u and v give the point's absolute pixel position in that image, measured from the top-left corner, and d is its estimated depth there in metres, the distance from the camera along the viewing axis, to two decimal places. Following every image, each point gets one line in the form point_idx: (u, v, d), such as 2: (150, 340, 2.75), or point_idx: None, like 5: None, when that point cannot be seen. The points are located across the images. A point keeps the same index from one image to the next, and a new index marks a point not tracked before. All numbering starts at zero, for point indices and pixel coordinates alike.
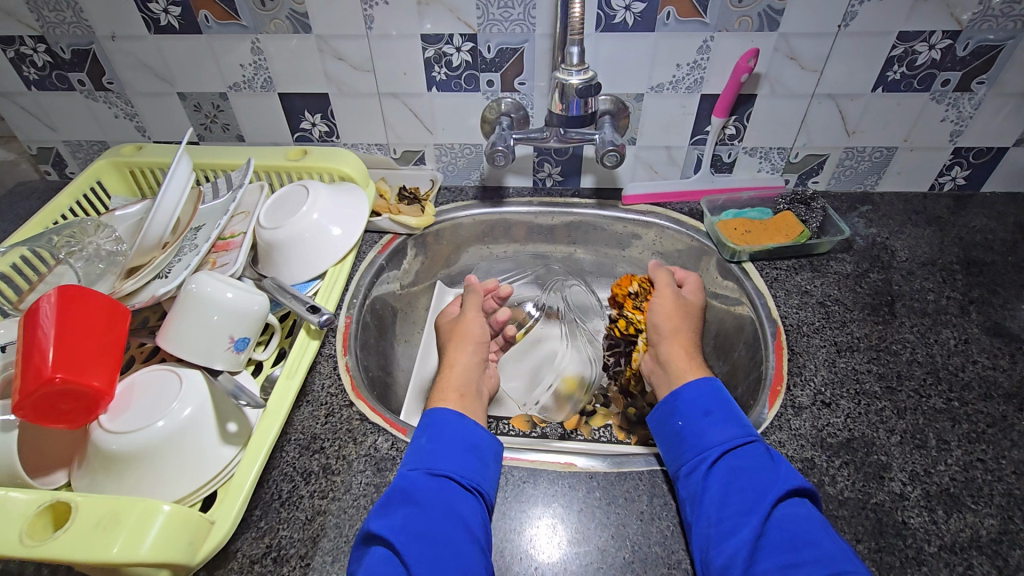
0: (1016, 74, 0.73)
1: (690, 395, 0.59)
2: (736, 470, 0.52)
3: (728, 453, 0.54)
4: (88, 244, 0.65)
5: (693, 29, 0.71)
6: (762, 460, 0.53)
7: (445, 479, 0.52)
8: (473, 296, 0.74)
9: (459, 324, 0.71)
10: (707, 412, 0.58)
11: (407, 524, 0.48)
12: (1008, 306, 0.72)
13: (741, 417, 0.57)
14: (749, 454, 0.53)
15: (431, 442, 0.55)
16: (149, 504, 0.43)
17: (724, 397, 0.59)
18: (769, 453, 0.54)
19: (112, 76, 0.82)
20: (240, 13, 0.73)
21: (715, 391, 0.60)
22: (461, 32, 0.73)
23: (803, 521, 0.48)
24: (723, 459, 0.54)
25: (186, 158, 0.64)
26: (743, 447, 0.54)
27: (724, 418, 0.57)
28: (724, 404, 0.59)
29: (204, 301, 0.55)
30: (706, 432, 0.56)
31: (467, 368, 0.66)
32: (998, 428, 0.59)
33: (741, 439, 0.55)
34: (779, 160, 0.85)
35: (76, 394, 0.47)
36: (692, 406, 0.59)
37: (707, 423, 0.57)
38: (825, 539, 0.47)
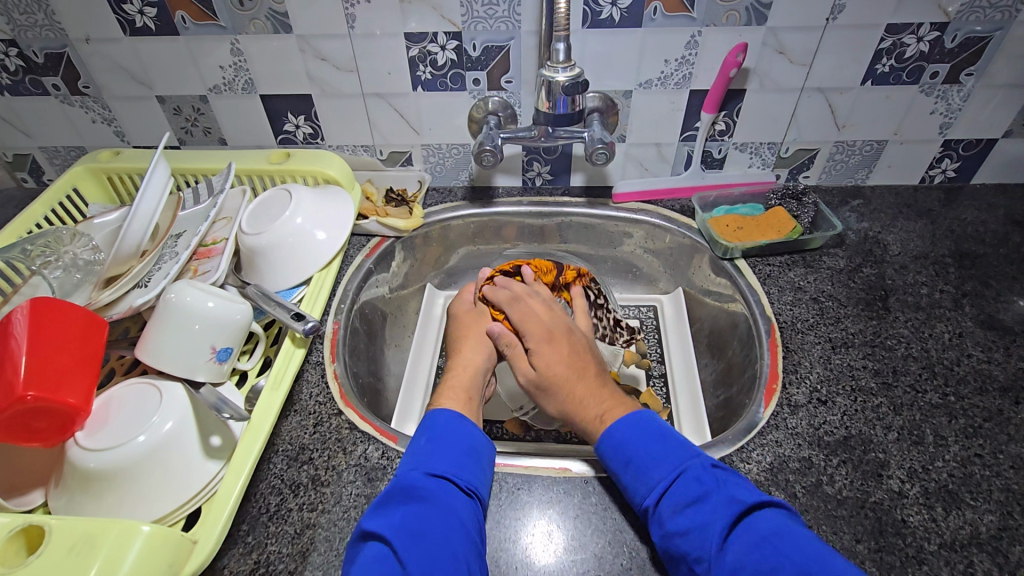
0: (1004, 65, 0.73)
1: (610, 443, 0.53)
2: (676, 515, 0.47)
3: (664, 497, 0.49)
4: (64, 253, 0.63)
5: (681, 24, 0.70)
6: (699, 491, 0.48)
7: (445, 479, 0.49)
8: (499, 296, 0.70)
9: (472, 324, 0.70)
10: (627, 460, 0.52)
11: (404, 522, 0.45)
12: (1001, 298, 0.71)
13: (670, 444, 0.52)
14: (682, 493, 0.48)
15: (432, 442, 0.52)
16: (127, 526, 0.42)
17: (640, 428, 0.54)
18: (701, 476, 0.49)
19: (88, 80, 0.79)
20: (217, 13, 0.72)
21: (631, 428, 0.54)
22: (446, 30, 0.72)
23: (759, 544, 0.44)
24: (661, 506, 0.48)
25: (163, 163, 0.61)
26: (673, 487, 0.49)
27: (647, 457, 0.51)
28: (644, 438, 0.53)
29: (183, 311, 0.53)
30: (635, 483, 0.51)
31: (478, 372, 0.64)
32: (995, 423, 0.58)
33: (668, 478, 0.49)
34: (770, 155, 0.85)
35: (51, 412, 0.46)
36: (613, 453, 0.53)
37: (632, 471, 0.51)
38: (786, 554, 0.42)
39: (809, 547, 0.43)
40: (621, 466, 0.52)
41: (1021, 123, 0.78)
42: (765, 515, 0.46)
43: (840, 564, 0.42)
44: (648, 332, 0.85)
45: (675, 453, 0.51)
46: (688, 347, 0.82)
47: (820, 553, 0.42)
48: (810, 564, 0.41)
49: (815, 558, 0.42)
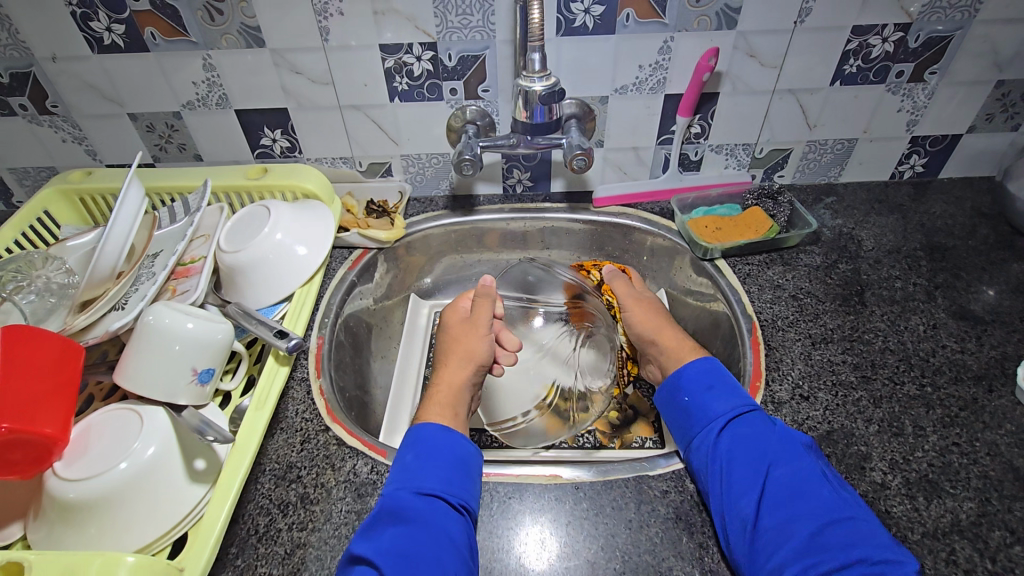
0: (966, 63, 0.75)
1: (689, 373, 0.60)
2: (742, 435, 0.53)
3: (733, 421, 0.55)
4: (37, 278, 0.61)
5: (653, 30, 0.71)
6: (767, 427, 0.54)
7: (433, 497, 0.49)
8: (483, 308, 0.66)
9: (461, 336, 0.64)
10: (709, 386, 0.58)
11: (392, 546, 0.44)
12: (971, 289, 0.74)
13: (741, 387, 0.59)
14: (751, 422, 0.54)
15: (420, 458, 0.51)
16: (110, 557, 0.40)
17: (722, 370, 0.61)
18: (769, 419, 0.55)
19: (56, 99, 0.78)
20: (188, 28, 0.71)
21: (715, 366, 0.61)
22: (421, 41, 0.72)
23: (804, 478, 0.50)
24: (728, 426, 0.55)
25: (137, 182, 0.60)
26: (745, 415, 0.55)
27: (726, 389, 0.58)
28: (723, 376, 0.60)
29: (161, 334, 0.52)
30: (710, 403, 0.57)
31: (459, 390, 0.60)
32: (971, 411, 0.60)
33: (742, 408, 0.56)
34: (745, 156, 0.86)
35: (26, 442, 0.44)
36: (693, 381, 0.60)
37: (710, 394, 0.58)
38: (822, 493, 0.48)
39: (843, 496, 0.49)
40: (703, 389, 0.58)
41: (984, 118, 0.81)
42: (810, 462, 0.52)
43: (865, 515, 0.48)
44: None
45: (748, 394, 0.58)
46: None
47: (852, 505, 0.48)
48: (841, 507, 0.47)
49: (846, 506, 0.48)
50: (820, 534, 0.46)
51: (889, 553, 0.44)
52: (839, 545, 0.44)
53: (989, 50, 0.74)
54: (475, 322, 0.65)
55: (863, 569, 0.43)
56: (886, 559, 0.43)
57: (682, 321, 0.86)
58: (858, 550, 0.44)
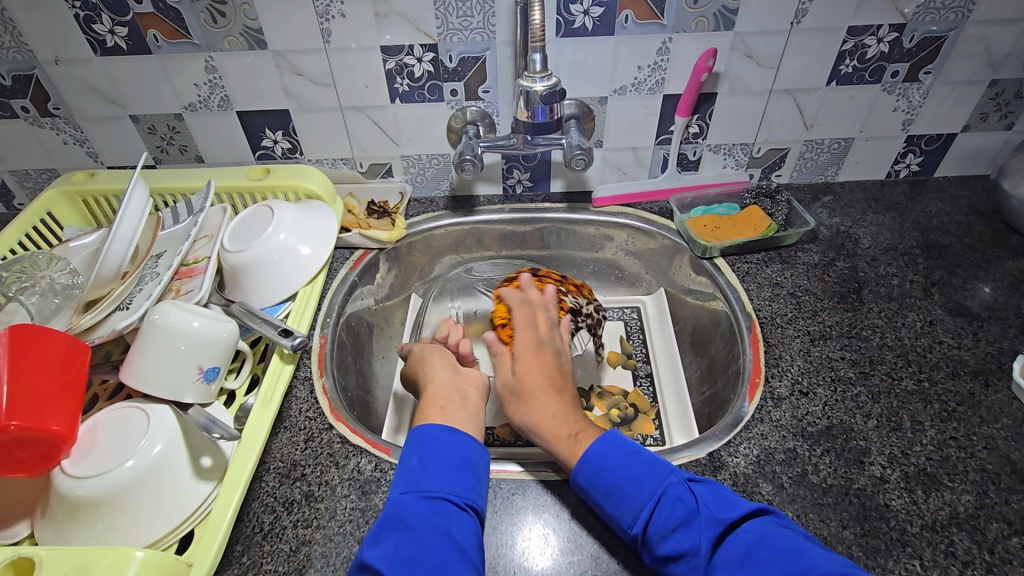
0: (960, 63, 0.76)
1: (586, 472, 0.52)
2: (665, 540, 0.47)
3: (650, 523, 0.49)
4: (41, 278, 0.62)
5: (652, 31, 0.72)
6: (683, 514, 0.48)
7: (439, 499, 0.49)
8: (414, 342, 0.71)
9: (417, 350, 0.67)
10: (607, 490, 0.51)
11: (399, 551, 0.44)
12: (967, 286, 0.74)
13: (644, 462, 0.52)
14: (664, 521, 0.48)
15: (423, 461, 0.51)
16: (120, 552, 0.41)
17: (616, 447, 0.54)
18: (682, 496, 0.49)
19: (58, 101, 0.78)
20: (190, 31, 0.71)
21: (605, 448, 0.53)
22: (422, 42, 0.73)
23: (748, 561, 0.44)
24: (649, 534, 0.48)
25: (141, 183, 0.61)
26: (654, 514, 0.49)
27: (624, 484, 0.51)
28: (620, 457, 0.53)
29: (168, 331, 0.53)
30: (618, 512, 0.50)
31: (447, 377, 0.62)
32: (968, 406, 0.61)
33: (652, 501, 0.49)
34: (743, 156, 0.87)
35: (34, 440, 0.45)
36: (592, 483, 0.52)
37: (614, 499, 0.51)
38: (771, 567, 0.43)
39: (793, 554, 0.43)
40: (602, 495, 0.52)
41: (978, 117, 0.82)
42: (748, 530, 0.46)
43: (822, 563, 0.42)
44: (633, 333, 0.87)
45: (653, 471, 0.51)
46: (672, 347, 0.84)
47: (803, 559, 0.43)
48: (795, 573, 0.42)
49: (798, 565, 0.42)
50: None
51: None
52: None
53: (983, 51, 0.75)
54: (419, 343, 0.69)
55: None
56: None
57: (681, 320, 0.86)
58: None
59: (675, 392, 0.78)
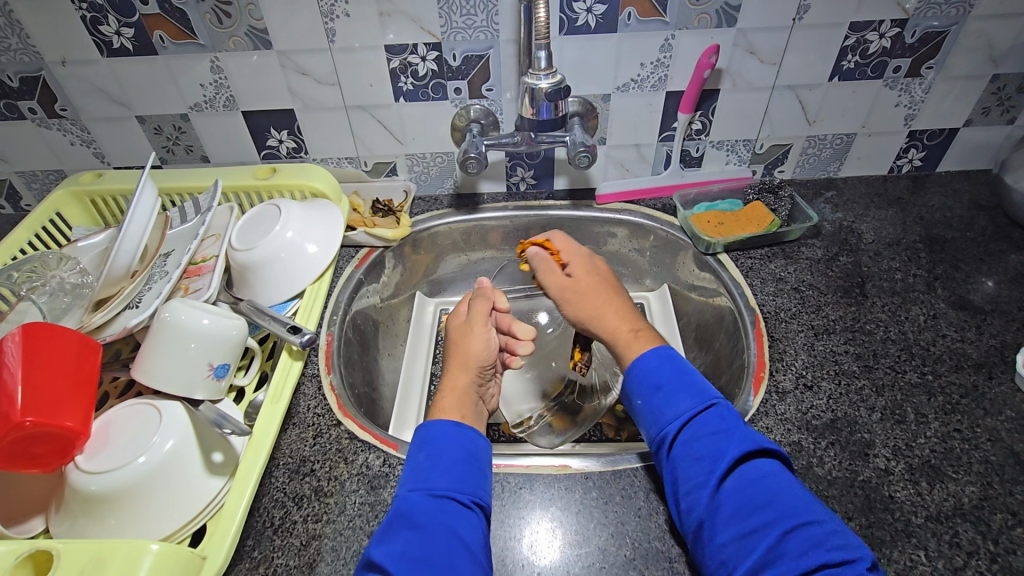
0: (962, 58, 0.76)
1: (641, 369, 0.57)
2: (693, 442, 0.51)
3: (686, 427, 0.53)
4: (51, 278, 0.63)
5: (654, 29, 0.72)
6: (721, 425, 0.52)
7: (445, 497, 0.49)
8: (483, 304, 0.66)
9: (463, 339, 0.64)
10: (658, 385, 0.56)
11: (406, 551, 0.45)
12: (970, 280, 0.75)
13: (696, 381, 0.56)
14: (704, 424, 0.52)
15: (430, 458, 0.52)
16: (135, 545, 0.42)
17: (680, 363, 0.58)
18: (725, 415, 0.53)
19: (65, 102, 0.79)
20: (196, 31, 0.72)
21: (666, 360, 0.57)
22: (425, 41, 0.73)
23: (757, 481, 0.48)
24: (681, 434, 0.52)
25: (150, 182, 0.61)
26: (699, 417, 0.53)
27: (679, 387, 0.55)
28: (676, 371, 0.57)
29: (178, 329, 0.53)
30: (663, 406, 0.55)
31: (466, 393, 0.60)
32: (971, 399, 0.61)
33: (696, 408, 0.53)
34: (745, 152, 0.87)
35: (49, 437, 0.46)
36: (644, 380, 0.57)
37: (661, 396, 0.55)
38: (777, 495, 0.47)
39: (798, 494, 0.47)
40: (652, 391, 0.56)
41: (980, 112, 0.82)
42: (769, 462, 0.50)
43: (823, 514, 0.46)
44: None
45: (705, 390, 0.55)
46: (676, 343, 0.84)
47: (808, 503, 0.46)
48: (799, 510, 0.46)
49: (802, 505, 0.46)
50: (778, 544, 0.44)
51: (845, 555, 0.42)
52: (797, 554, 0.43)
53: (984, 45, 0.75)
54: (478, 321, 0.65)
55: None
56: (845, 563, 0.42)
57: (685, 316, 0.87)
58: (815, 557, 0.42)
59: None
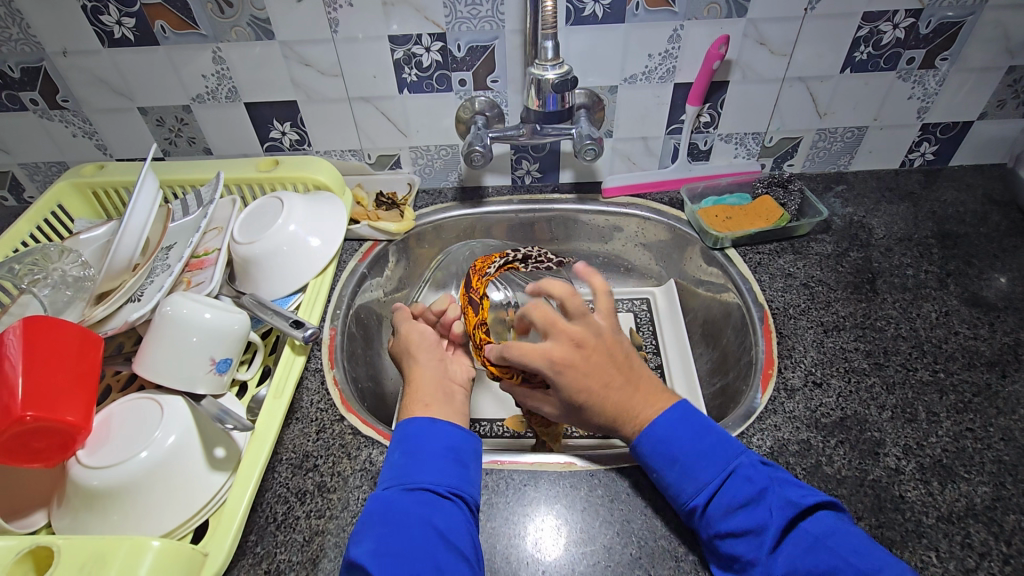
0: (977, 49, 0.74)
1: (651, 443, 0.53)
2: (730, 516, 0.48)
3: (714, 497, 0.49)
4: (53, 270, 0.62)
5: (663, 19, 0.71)
6: (751, 492, 0.49)
7: (422, 490, 0.48)
8: (402, 312, 0.68)
9: (400, 338, 0.64)
10: (673, 459, 0.52)
11: (381, 548, 0.44)
12: (983, 276, 0.73)
13: (717, 440, 0.52)
14: (736, 492, 0.49)
15: (406, 454, 0.50)
16: (136, 541, 0.41)
17: (688, 424, 0.54)
18: (752, 477, 0.50)
19: (67, 93, 0.78)
20: (198, 22, 0.71)
21: (674, 424, 0.54)
22: (430, 32, 0.72)
23: (814, 547, 0.45)
24: (712, 508, 0.49)
25: (151, 175, 0.61)
26: (726, 486, 0.49)
27: (692, 456, 0.52)
28: (690, 436, 0.53)
29: (179, 323, 0.53)
30: (682, 482, 0.51)
31: (427, 377, 0.59)
32: (984, 397, 0.60)
33: (720, 476, 0.50)
34: (754, 145, 0.86)
35: (50, 431, 0.45)
36: (657, 453, 0.53)
37: (679, 469, 0.51)
38: (839, 557, 0.45)
39: (860, 546, 0.45)
40: (666, 464, 0.52)
41: (995, 105, 0.80)
42: (817, 518, 0.47)
43: (890, 564, 0.44)
44: (643, 326, 0.86)
45: (724, 449, 0.52)
46: (683, 339, 0.83)
47: (867, 554, 0.45)
48: (864, 563, 0.44)
49: (868, 560, 0.44)
50: None
51: None
52: None
53: (1000, 36, 0.73)
54: (405, 322, 0.66)
55: None
56: None
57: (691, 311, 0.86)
58: None
59: (686, 384, 0.78)
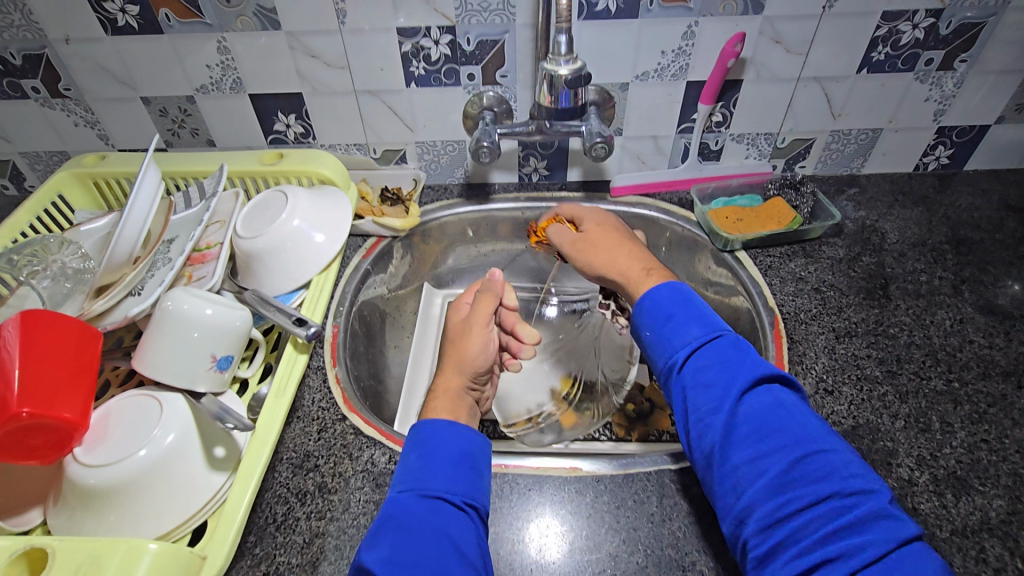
0: (997, 51, 0.73)
1: (651, 302, 0.52)
2: (702, 370, 0.47)
3: (694, 354, 0.48)
4: (52, 262, 0.61)
5: (678, 15, 0.69)
6: (732, 356, 0.47)
7: (437, 498, 0.46)
8: (485, 304, 0.62)
9: (461, 338, 0.60)
10: (667, 316, 0.51)
11: (393, 554, 0.42)
12: (997, 283, 0.72)
13: (707, 314, 0.51)
14: (715, 352, 0.48)
15: (424, 459, 0.48)
16: (134, 544, 0.41)
17: (689, 295, 0.52)
18: (737, 345, 0.48)
19: (69, 81, 0.77)
20: (203, 10, 0.69)
21: (675, 291, 0.52)
22: (439, 24, 0.70)
23: (770, 409, 0.45)
24: (689, 362, 0.48)
25: (153, 166, 0.60)
26: (708, 346, 0.48)
27: (686, 316, 0.50)
28: (689, 303, 0.51)
29: (180, 320, 0.52)
30: (669, 337, 0.50)
31: (459, 396, 0.56)
32: (999, 408, 0.59)
33: (706, 337, 0.49)
34: (767, 146, 0.84)
35: (46, 428, 0.44)
36: (652, 312, 0.52)
37: (670, 325, 0.50)
38: (793, 424, 0.44)
39: (812, 424, 0.44)
40: (659, 321, 0.51)
41: (1013, 109, 0.79)
42: (785, 393, 0.46)
43: (837, 444, 0.43)
44: None
45: (713, 318, 0.50)
46: None
47: (816, 434, 0.43)
48: (813, 438, 0.43)
49: (819, 436, 0.43)
50: (790, 471, 0.41)
51: (862, 484, 0.40)
52: (811, 480, 0.41)
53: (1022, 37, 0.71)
54: (478, 322, 0.61)
55: (834, 503, 0.39)
56: (860, 492, 0.40)
57: None
58: (831, 484, 0.40)
59: None
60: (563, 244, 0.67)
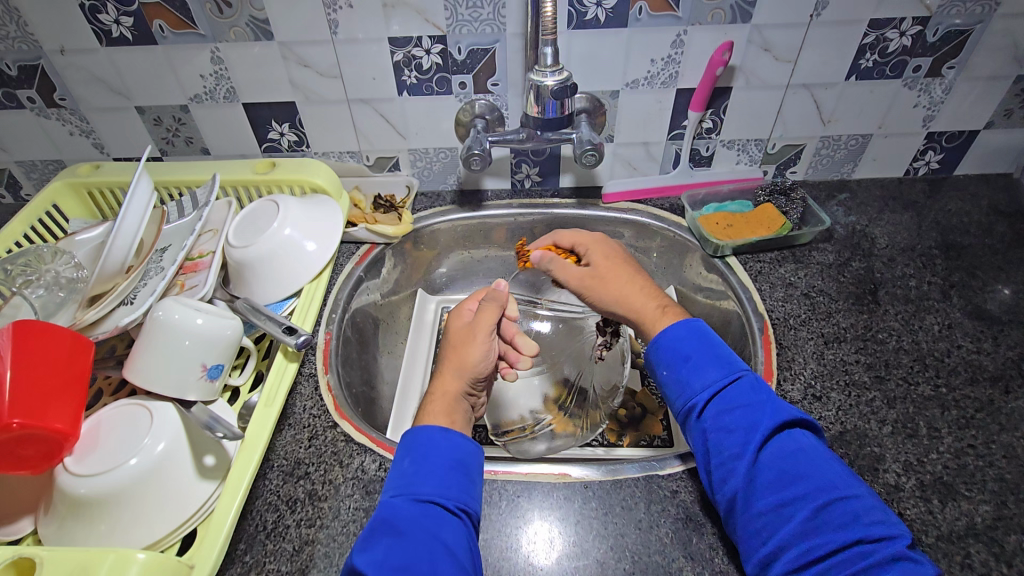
0: (985, 58, 0.73)
1: (667, 341, 0.54)
2: (726, 414, 0.49)
3: (715, 398, 0.50)
4: (46, 272, 0.61)
5: (667, 24, 0.70)
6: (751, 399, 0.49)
7: (429, 502, 0.46)
8: (489, 313, 0.62)
9: (460, 343, 0.61)
10: (685, 356, 0.53)
11: (387, 557, 0.42)
12: (986, 288, 0.72)
13: (723, 352, 0.53)
14: (736, 394, 0.50)
15: (416, 464, 0.49)
16: (120, 555, 0.41)
17: (704, 331, 0.54)
18: (755, 386, 0.50)
19: (64, 91, 0.77)
20: (196, 21, 0.70)
21: (690, 330, 0.54)
22: (430, 34, 0.71)
23: (792, 454, 0.46)
24: (711, 405, 0.50)
25: (145, 177, 0.60)
26: (729, 388, 0.50)
27: (705, 357, 0.52)
28: (703, 342, 0.53)
29: (171, 329, 0.52)
30: (690, 379, 0.52)
31: (456, 399, 0.57)
32: (987, 413, 0.59)
33: (725, 379, 0.51)
34: (757, 152, 0.85)
35: (37, 438, 0.45)
36: (669, 350, 0.53)
37: (688, 367, 0.52)
38: (816, 470, 0.45)
39: (832, 466, 0.46)
40: (679, 362, 0.53)
41: (1002, 115, 0.79)
42: (805, 434, 0.48)
43: (859, 488, 0.45)
44: None
45: (731, 359, 0.52)
46: None
47: (837, 476, 0.45)
48: (836, 482, 0.45)
49: (842, 480, 0.45)
50: (813, 518, 0.43)
51: (885, 530, 0.42)
52: (835, 526, 0.42)
53: (1009, 44, 0.72)
54: (482, 330, 0.61)
55: (857, 549, 0.41)
56: (884, 538, 0.41)
57: None
58: (854, 530, 0.42)
59: None
60: (570, 278, 0.63)
